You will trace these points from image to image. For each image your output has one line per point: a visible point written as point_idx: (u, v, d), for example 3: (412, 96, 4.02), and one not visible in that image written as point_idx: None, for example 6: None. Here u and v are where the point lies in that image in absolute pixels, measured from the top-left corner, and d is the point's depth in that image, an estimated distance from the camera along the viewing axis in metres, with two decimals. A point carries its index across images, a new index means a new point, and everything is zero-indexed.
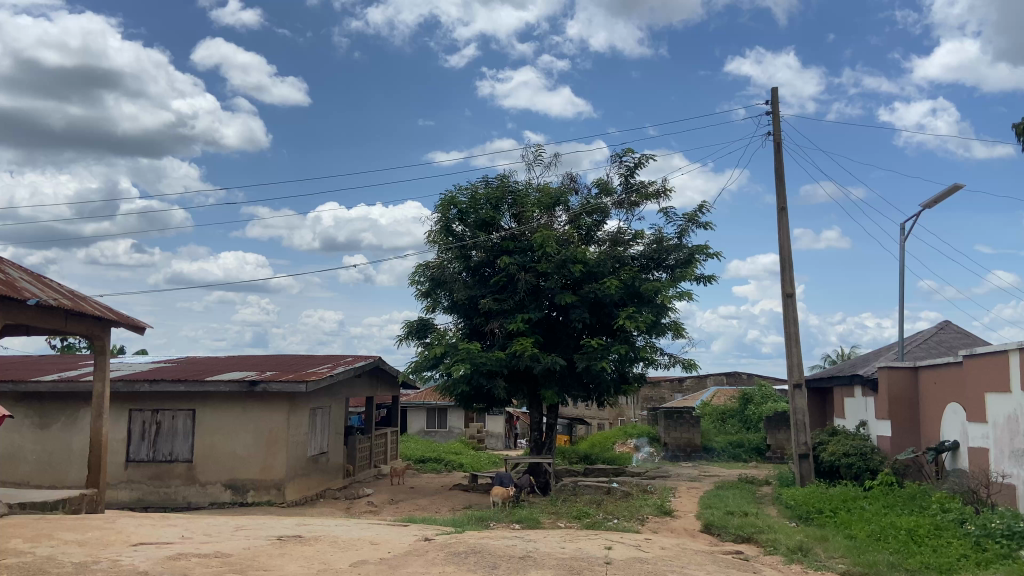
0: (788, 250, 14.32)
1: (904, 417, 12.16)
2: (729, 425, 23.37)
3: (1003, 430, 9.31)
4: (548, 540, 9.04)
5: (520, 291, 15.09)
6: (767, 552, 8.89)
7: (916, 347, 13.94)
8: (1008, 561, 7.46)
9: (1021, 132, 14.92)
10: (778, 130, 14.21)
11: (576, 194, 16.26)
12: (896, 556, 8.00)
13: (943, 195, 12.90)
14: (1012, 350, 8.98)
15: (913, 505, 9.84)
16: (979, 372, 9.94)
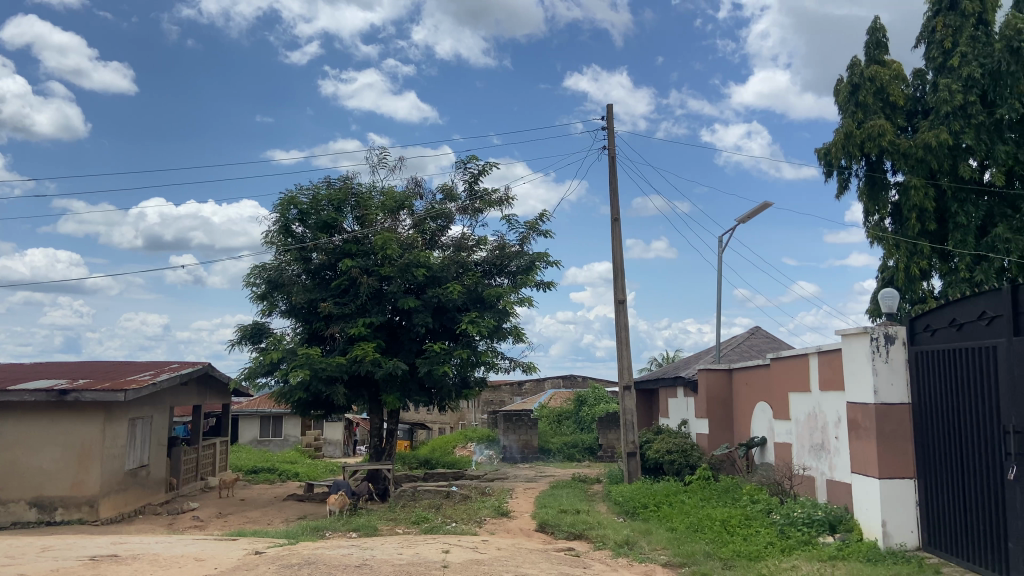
0: (620, 258, 15.13)
1: (720, 415, 13.17)
2: (565, 426, 24.20)
3: (804, 426, 10.29)
4: (385, 547, 8.98)
5: (362, 295, 14.85)
6: (597, 547, 9.32)
7: (730, 351, 15.15)
8: (807, 547, 8.24)
9: (823, 156, 16.61)
10: (612, 144, 14.98)
11: (420, 198, 16.28)
12: (712, 545, 8.65)
13: (753, 212, 14.22)
14: (813, 354, 9.99)
15: (727, 497, 10.66)
16: (784, 373, 10.95)
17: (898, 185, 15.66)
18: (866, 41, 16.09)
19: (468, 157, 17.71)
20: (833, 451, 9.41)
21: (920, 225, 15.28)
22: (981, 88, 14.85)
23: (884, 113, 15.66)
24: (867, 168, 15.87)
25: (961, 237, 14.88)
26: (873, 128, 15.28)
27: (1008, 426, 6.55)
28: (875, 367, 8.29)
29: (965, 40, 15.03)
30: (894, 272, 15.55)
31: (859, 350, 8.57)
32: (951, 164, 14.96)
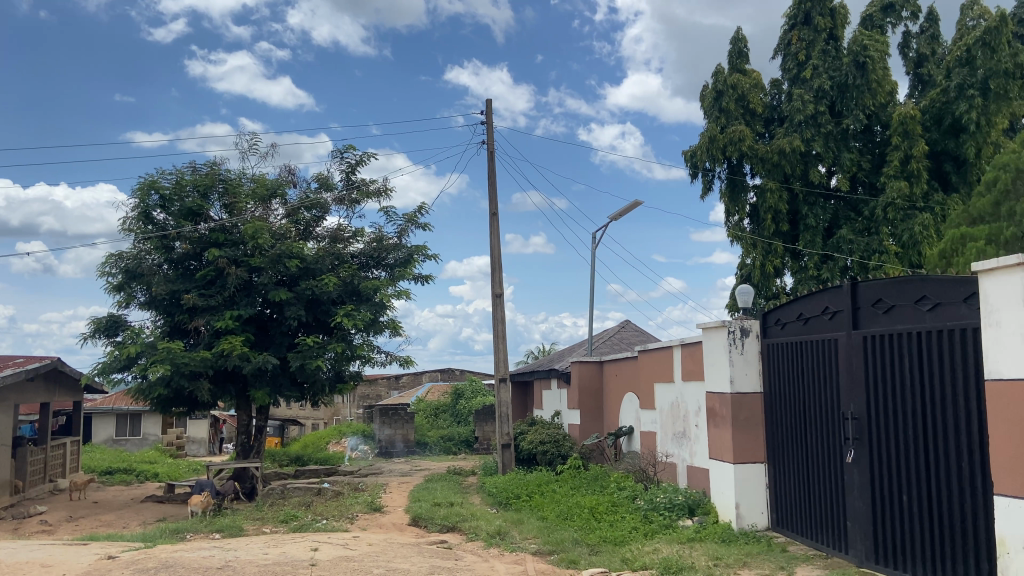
0: (497, 252, 15.28)
1: (591, 407, 13.57)
2: (441, 419, 24.20)
3: (667, 415, 10.77)
4: (251, 547, 8.68)
5: (230, 286, 14.24)
6: (469, 538, 9.39)
7: (602, 344, 15.64)
8: (667, 531, 8.65)
9: (690, 158, 17.41)
10: (491, 138, 15.09)
11: (293, 187, 15.80)
12: (580, 532, 8.93)
13: (624, 210, 14.74)
14: (676, 347, 10.47)
15: (595, 485, 11.02)
16: (650, 365, 11.42)
17: (756, 188, 16.64)
18: (731, 50, 16.98)
19: (344, 146, 17.34)
20: (693, 438, 9.91)
21: (775, 225, 16.32)
22: (830, 99, 16.01)
23: (745, 118, 16.59)
24: (729, 171, 16.77)
25: (811, 237, 16.03)
26: (735, 133, 16.16)
27: (846, 413, 7.10)
28: (731, 358, 8.79)
29: (817, 53, 16.15)
30: (751, 269, 16.55)
31: (717, 342, 9.05)
32: (804, 170, 16.04)
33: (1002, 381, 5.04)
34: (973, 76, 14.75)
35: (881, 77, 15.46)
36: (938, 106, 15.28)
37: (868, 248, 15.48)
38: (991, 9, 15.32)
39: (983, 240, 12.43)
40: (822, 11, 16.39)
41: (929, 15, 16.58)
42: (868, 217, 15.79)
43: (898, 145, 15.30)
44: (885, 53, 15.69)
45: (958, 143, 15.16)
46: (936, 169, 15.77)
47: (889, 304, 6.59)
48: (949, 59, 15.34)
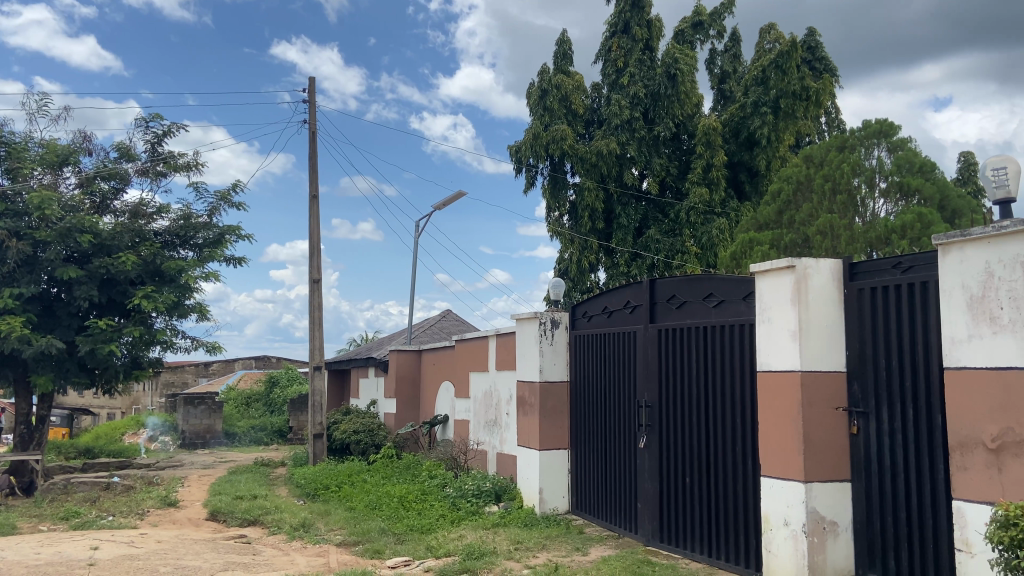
0: (316, 236, 14.80)
1: (407, 395, 13.53)
2: (253, 409, 23.15)
3: (480, 404, 10.95)
4: (19, 547, 7.82)
5: (8, 261, 12.74)
6: (271, 531, 9.03)
7: (421, 333, 15.65)
8: (473, 517, 8.79)
9: (514, 152, 17.78)
10: (313, 118, 14.58)
11: (89, 155, 14.41)
12: (387, 521, 8.86)
13: (448, 200, 14.80)
14: (491, 336, 10.66)
15: (406, 473, 11.00)
16: (466, 354, 11.56)
17: (575, 186, 17.29)
18: (556, 51, 17.51)
19: (150, 116, 16.07)
20: (503, 425, 10.14)
21: (591, 223, 17.08)
22: (644, 106, 16.95)
23: (567, 118, 17.18)
24: (551, 168, 17.30)
25: (623, 236, 16.92)
26: (557, 132, 16.69)
27: (641, 401, 7.55)
28: (541, 348, 9.07)
29: (634, 62, 17.05)
30: (568, 264, 17.24)
31: (529, 332, 9.30)
32: (618, 172, 16.87)
33: (771, 372, 5.53)
34: (766, 95, 16.17)
35: (688, 89, 16.60)
36: (737, 120, 16.66)
37: (672, 249, 16.59)
38: (784, 35, 16.89)
39: (768, 244, 13.73)
40: (639, 22, 17.32)
41: (732, 36, 18.00)
42: (673, 219, 16.90)
43: (702, 154, 16.55)
44: (693, 67, 16.85)
45: (752, 156, 16.59)
46: (733, 178, 17.17)
47: (682, 300, 7.06)
48: (748, 77, 16.75)
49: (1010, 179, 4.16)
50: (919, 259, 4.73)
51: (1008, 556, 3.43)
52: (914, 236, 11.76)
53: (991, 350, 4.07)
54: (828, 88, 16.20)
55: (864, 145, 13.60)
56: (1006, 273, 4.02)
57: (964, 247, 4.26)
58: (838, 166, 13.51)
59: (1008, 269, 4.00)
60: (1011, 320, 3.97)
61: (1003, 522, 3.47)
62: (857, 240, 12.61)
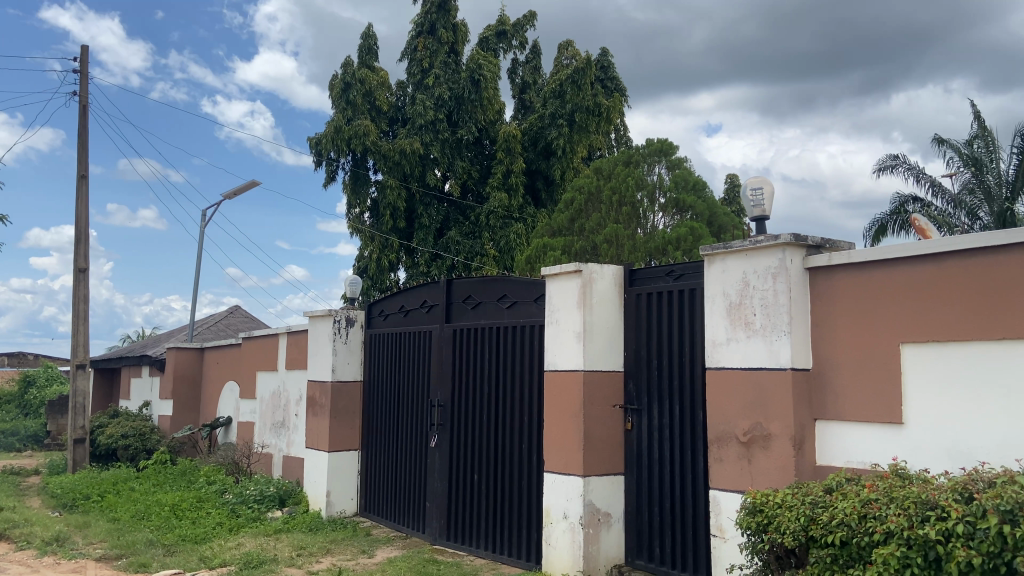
0: (84, 220, 13.33)
1: (186, 397, 12.57)
2: (2, 412, 20.41)
3: (267, 405, 10.42)
4: None
5: None
6: (16, 548, 7.98)
7: (205, 330, 14.64)
8: (254, 524, 8.34)
9: (315, 144, 17.19)
10: (86, 89, 13.13)
11: None
12: (156, 532, 8.15)
13: (240, 189, 13.97)
14: (281, 335, 10.20)
15: (181, 480, 10.21)
16: (253, 353, 10.97)
17: (377, 183, 17.05)
18: (361, 45, 17.17)
19: None
20: (291, 427, 9.72)
21: (392, 222, 16.90)
22: (448, 108, 17.06)
23: (370, 114, 16.91)
24: (352, 163, 16.92)
25: (424, 236, 16.90)
26: (359, 127, 16.33)
27: (434, 400, 7.56)
28: (334, 347, 8.81)
29: (439, 64, 17.12)
30: (367, 262, 16.96)
31: (322, 331, 9.00)
32: (421, 171, 16.84)
33: (556, 371, 5.74)
34: (563, 108, 16.92)
35: (491, 95, 17.01)
36: (535, 129, 17.31)
37: (471, 251, 16.85)
38: (581, 52, 17.78)
39: (560, 250, 14.37)
40: (445, 25, 17.46)
41: (533, 48, 18.68)
42: (473, 222, 17.18)
43: (502, 160, 17.01)
44: (496, 74, 17.27)
45: (549, 165, 17.28)
46: (531, 185, 17.79)
47: (477, 301, 7.15)
48: (547, 89, 17.45)
49: (764, 199, 4.64)
50: (689, 268, 5.14)
51: (754, 540, 3.80)
52: (686, 248, 12.87)
53: (746, 352, 4.50)
54: (618, 107, 17.29)
55: (646, 161, 14.66)
56: (759, 282, 4.45)
57: (726, 259, 4.68)
58: (624, 179, 14.46)
59: (761, 278, 4.44)
60: (762, 325, 4.40)
61: (750, 508, 3.83)
62: (639, 250, 13.55)
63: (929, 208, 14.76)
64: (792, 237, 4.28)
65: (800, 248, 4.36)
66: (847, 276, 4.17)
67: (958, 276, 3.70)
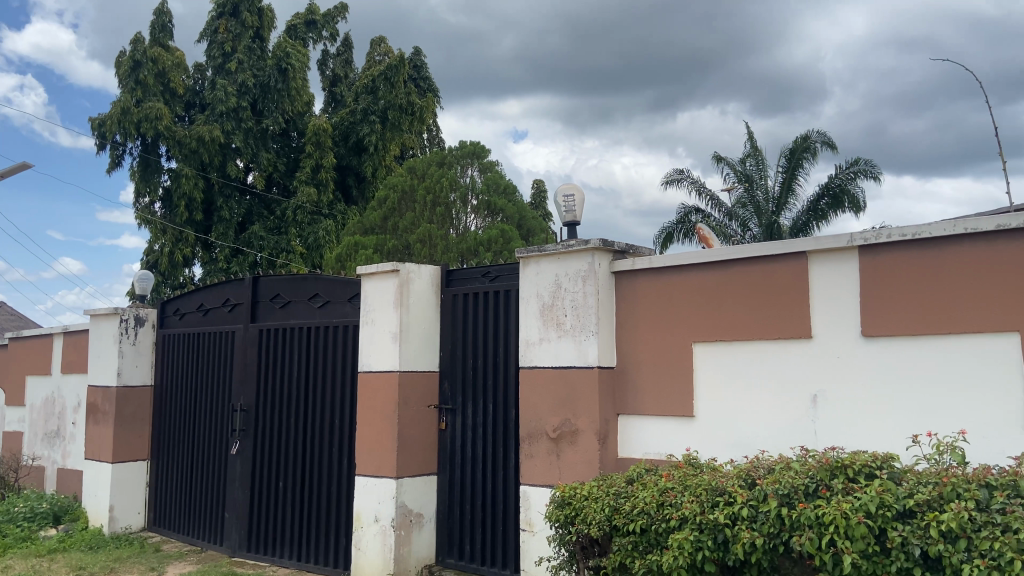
0: None
1: None
2: None
3: (38, 413, 9.31)
4: None
5: None
6: None
7: None
8: (25, 544, 7.40)
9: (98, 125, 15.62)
10: None
11: None
12: None
13: (8, 170, 12.36)
14: (57, 335, 9.16)
15: None
16: (22, 355, 9.74)
17: (170, 171, 15.83)
18: (155, 21, 15.85)
19: None
20: (68, 437, 8.75)
21: (188, 214, 15.75)
22: (252, 97, 16.22)
23: (164, 97, 15.68)
24: (142, 149, 15.58)
25: (224, 230, 15.95)
26: (151, 109, 15.07)
27: (236, 405, 7.11)
28: (120, 349, 8.03)
29: (242, 49, 16.23)
30: (158, 256, 15.70)
31: (107, 331, 8.18)
32: (221, 162, 15.85)
33: (370, 373, 5.63)
34: (375, 104, 16.70)
35: (299, 86, 16.39)
36: (346, 124, 16.90)
37: (276, 247, 16.12)
38: (393, 50, 17.66)
39: (372, 249, 14.16)
40: (250, 8, 16.57)
41: (344, 41, 18.25)
42: (279, 217, 16.46)
43: (311, 154, 16.42)
44: (305, 65, 16.65)
45: (360, 162, 16.93)
46: (341, 182, 17.37)
47: (285, 300, 6.82)
48: (359, 84, 17.12)
49: (576, 206, 4.84)
50: (504, 269, 5.26)
51: (561, 532, 3.95)
52: (497, 250, 13.20)
53: (557, 352, 4.67)
54: (430, 107, 17.33)
55: (459, 163, 14.78)
56: (570, 284, 4.64)
57: (539, 262, 4.83)
58: (437, 180, 14.54)
59: (572, 281, 4.63)
60: (572, 325, 4.59)
61: (558, 502, 3.98)
62: (451, 251, 13.67)
63: (709, 219, 16.26)
64: (601, 242, 4.51)
65: (608, 252, 4.60)
66: (647, 280, 4.46)
67: (743, 281, 4.08)
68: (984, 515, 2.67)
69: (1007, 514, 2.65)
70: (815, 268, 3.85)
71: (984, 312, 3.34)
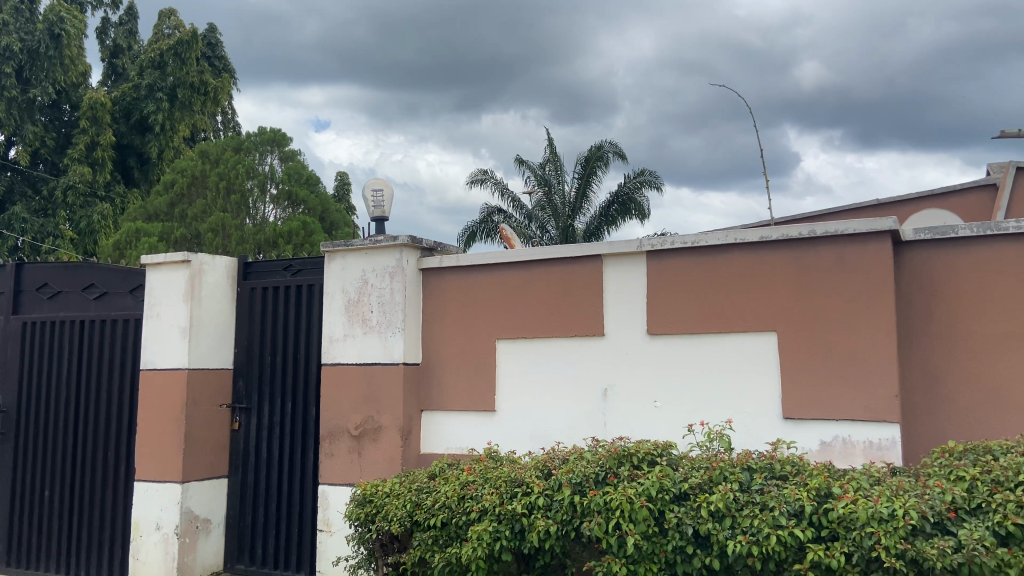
0: None
1: None
2: None
3: None
4: None
5: None
6: None
7: None
8: None
9: None
10: None
11: None
12: None
13: None
14: None
15: None
16: None
17: None
18: None
19: None
20: None
21: None
22: (17, 62, 14.32)
23: None
24: None
25: None
26: None
27: None
28: None
29: (8, 8, 14.27)
30: None
31: None
32: None
33: (155, 370, 5.21)
34: (162, 81, 15.46)
35: (74, 55, 14.78)
36: (129, 100, 15.43)
37: (41, 230, 14.41)
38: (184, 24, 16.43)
39: (156, 237, 13.01)
40: None
41: (129, 10, 16.69)
42: (45, 197, 14.74)
43: (86, 130, 14.86)
44: (81, 31, 15.03)
45: (144, 142, 15.55)
46: (120, 162, 15.87)
47: (55, 289, 6.09)
48: (144, 57, 15.74)
49: (384, 201, 4.80)
50: (307, 263, 5.09)
51: (361, 531, 3.91)
52: (297, 242, 13.08)
53: (361, 349, 4.60)
54: (225, 89, 16.34)
55: (258, 150, 14.33)
56: (377, 281, 4.60)
57: (346, 256, 4.73)
58: (232, 166, 13.75)
59: (379, 277, 4.59)
60: (378, 322, 4.55)
61: (359, 500, 3.93)
62: (247, 242, 13.08)
63: (509, 220, 16.76)
64: (409, 239, 4.50)
65: (415, 250, 4.61)
66: (454, 278, 4.53)
67: (544, 282, 4.27)
68: (746, 495, 3.00)
69: (764, 492, 3.01)
70: (609, 271, 4.11)
71: (749, 315, 3.76)
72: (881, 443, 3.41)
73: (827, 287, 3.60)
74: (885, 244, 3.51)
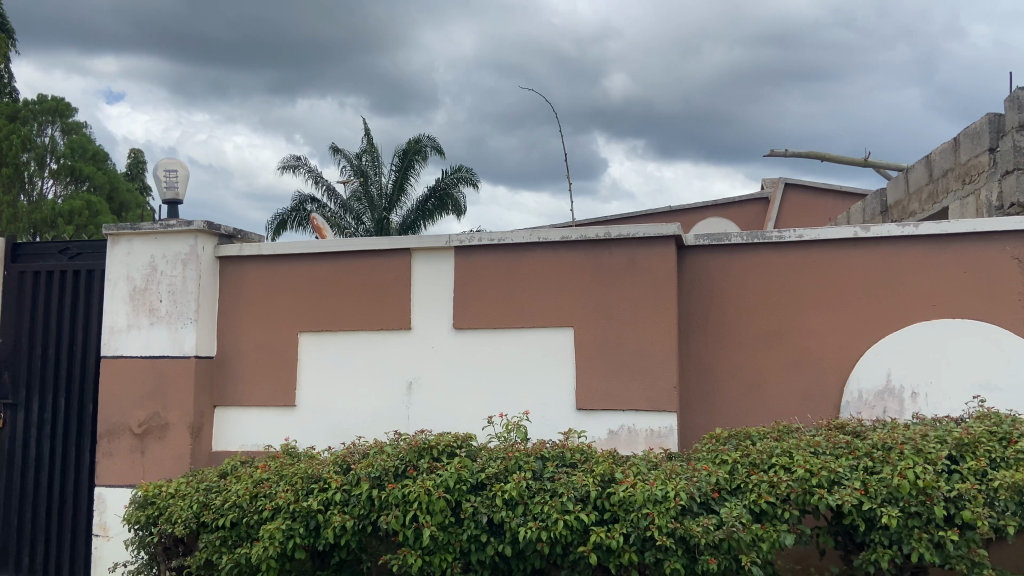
0: None
1: None
2: None
3: None
4: None
5: None
6: None
7: None
8: None
9: None
10: None
11: None
12: None
13: None
14: None
15: None
16: None
17: None
18: None
19: None
20: None
21: None
22: None
23: None
24: None
25: None
26: None
27: None
28: None
29: None
30: None
31: None
32: None
33: None
34: None
35: None
36: None
37: None
38: None
39: None
40: None
41: None
42: None
43: None
44: None
45: None
46: None
47: None
48: None
49: (179, 183, 4.49)
50: (87, 247, 4.64)
51: (141, 534, 3.64)
52: (79, 222, 12.99)
53: (147, 341, 4.28)
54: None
55: (36, 120, 13.81)
56: (167, 268, 4.29)
57: (132, 240, 4.37)
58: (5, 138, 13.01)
59: (170, 265, 4.29)
60: (167, 312, 4.25)
61: (140, 502, 3.66)
62: (21, 221, 12.73)
63: (323, 210, 16.31)
64: (205, 224, 4.24)
65: (212, 236, 4.35)
66: (255, 268, 4.33)
67: (349, 274, 4.20)
68: (538, 483, 3.14)
69: (555, 479, 3.16)
70: (417, 265, 4.12)
71: (548, 311, 3.92)
72: (661, 430, 3.70)
73: (618, 286, 3.85)
74: (669, 247, 3.80)
